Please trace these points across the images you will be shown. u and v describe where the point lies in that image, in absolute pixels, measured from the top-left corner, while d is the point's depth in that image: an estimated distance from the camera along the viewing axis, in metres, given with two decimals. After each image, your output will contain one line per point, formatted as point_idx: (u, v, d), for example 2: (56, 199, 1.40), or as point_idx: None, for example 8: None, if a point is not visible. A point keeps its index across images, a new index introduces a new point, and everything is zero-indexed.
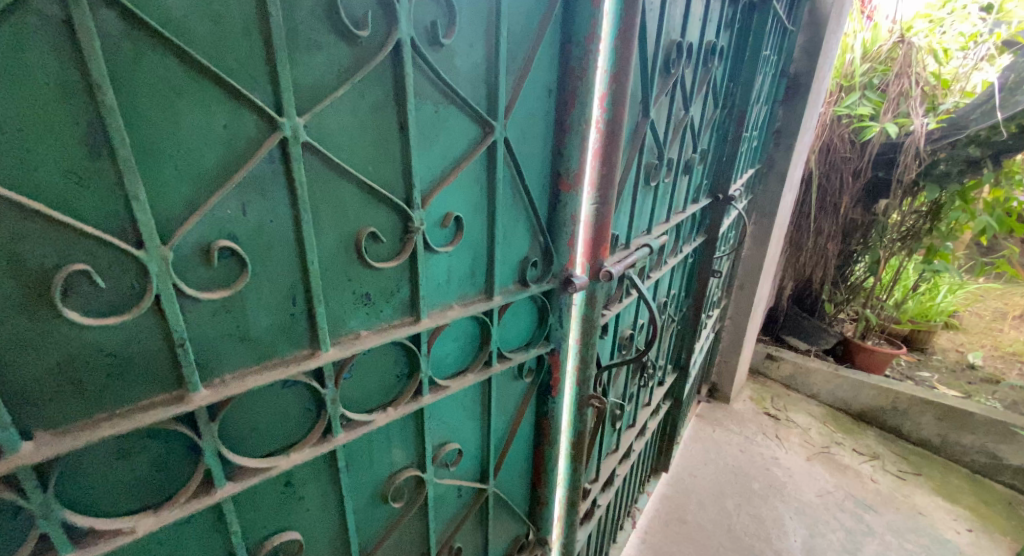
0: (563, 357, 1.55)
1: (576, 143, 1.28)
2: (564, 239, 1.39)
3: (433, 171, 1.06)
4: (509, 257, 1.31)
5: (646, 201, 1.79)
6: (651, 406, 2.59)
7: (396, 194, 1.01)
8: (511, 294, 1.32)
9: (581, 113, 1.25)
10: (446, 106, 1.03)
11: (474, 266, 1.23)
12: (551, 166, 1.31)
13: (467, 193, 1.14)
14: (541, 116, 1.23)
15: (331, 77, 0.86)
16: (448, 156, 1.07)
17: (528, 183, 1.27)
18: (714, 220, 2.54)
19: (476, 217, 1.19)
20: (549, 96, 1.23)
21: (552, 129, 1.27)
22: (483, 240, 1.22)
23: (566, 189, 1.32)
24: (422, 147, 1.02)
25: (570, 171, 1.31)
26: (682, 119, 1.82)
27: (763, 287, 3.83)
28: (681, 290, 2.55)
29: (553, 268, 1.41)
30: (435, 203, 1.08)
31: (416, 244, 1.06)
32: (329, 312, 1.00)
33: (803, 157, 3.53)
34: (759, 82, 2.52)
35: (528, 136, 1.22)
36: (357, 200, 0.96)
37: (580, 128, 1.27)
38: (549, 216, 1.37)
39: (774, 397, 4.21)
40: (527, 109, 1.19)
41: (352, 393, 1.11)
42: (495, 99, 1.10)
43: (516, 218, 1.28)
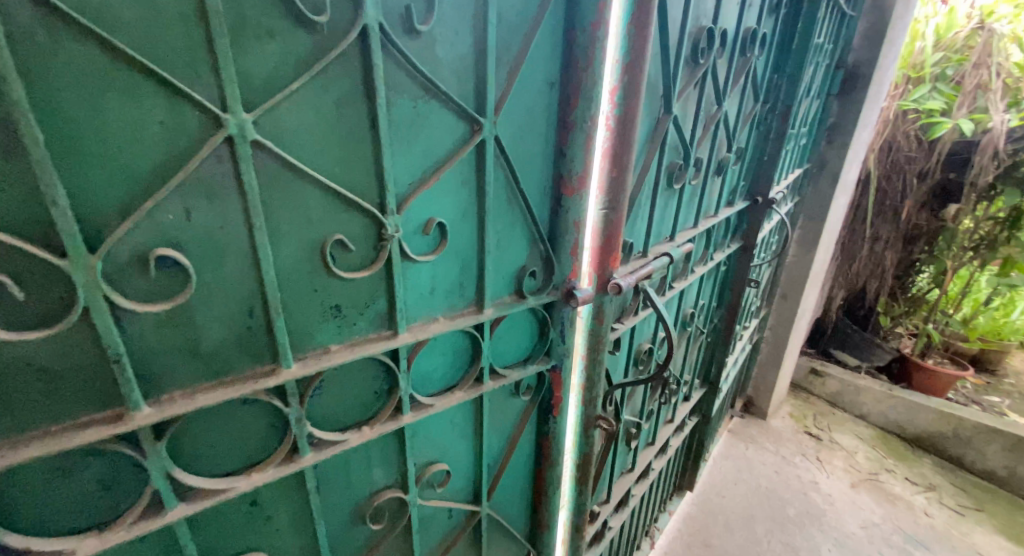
0: (566, 375, 1.42)
1: (580, 143, 1.15)
2: (566, 248, 1.26)
3: (412, 173, 0.96)
4: (503, 267, 1.20)
5: (669, 205, 1.64)
6: (674, 424, 2.44)
7: (369, 200, 0.92)
8: (505, 307, 1.22)
9: (587, 109, 1.12)
10: (426, 101, 0.93)
11: (463, 277, 1.13)
12: (553, 167, 1.19)
13: (454, 199, 1.04)
14: (541, 112, 1.11)
15: (287, 70, 0.77)
16: (429, 156, 0.97)
17: (525, 186, 1.15)
18: (752, 225, 2.33)
19: (465, 224, 1.08)
20: (550, 91, 1.10)
21: (555, 126, 1.15)
22: (472, 248, 1.12)
23: (568, 194, 1.20)
24: (398, 147, 0.92)
25: (573, 174, 1.18)
26: (713, 115, 1.65)
27: (809, 297, 3.55)
28: (711, 301, 2.36)
29: (554, 279, 1.29)
30: (415, 208, 0.98)
31: (391, 253, 0.97)
32: (292, 326, 0.92)
33: (860, 157, 3.22)
34: (810, 74, 2.29)
35: (525, 135, 1.10)
36: (322, 206, 0.88)
37: (586, 126, 1.14)
38: (550, 221, 1.25)
39: (818, 415, 3.92)
40: (523, 105, 1.07)
41: (322, 410, 1.03)
42: (484, 94, 0.98)
43: (511, 224, 1.17)
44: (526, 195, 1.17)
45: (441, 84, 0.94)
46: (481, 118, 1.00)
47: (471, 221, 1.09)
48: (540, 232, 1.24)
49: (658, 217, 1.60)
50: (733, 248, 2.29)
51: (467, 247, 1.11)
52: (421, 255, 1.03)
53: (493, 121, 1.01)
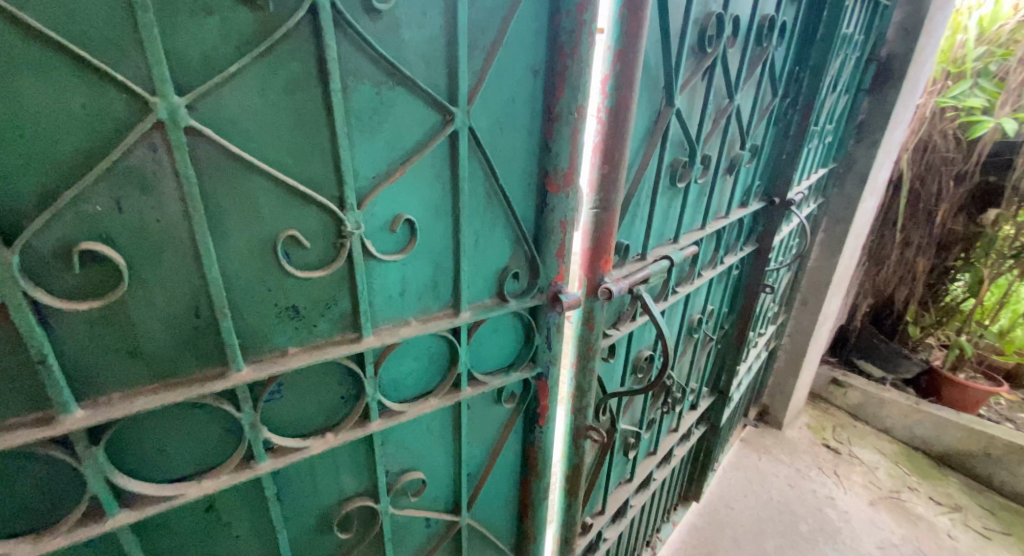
0: (552, 383, 1.34)
1: (567, 136, 1.07)
2: (553, 249, 1.18)
3: (376, 165, 0.89)
4: (483, 268, 1.13)
5: (672, 205, 1.55)
6: (678, 433, 2.34)
7: (326, 194, 0.85)
8: (484, 310, 1.14)
9: (574, 99, 1.03)
10: (390, 87, 0.86)
11: (437, 277, 1.06)
12: (538, 161, 1.11)
13: (424, 194, 0.97)
14: (523, 102, 1.03)
15: (228, 50, 0.71)
16: (396, 147, 0.90)
17: (506, 182, 1.08)
18: (768, 227, 2.20)
19: (438, 221, 1.01)
20: (533, 79, 1.02)
21: (539, 118, 1.07)
22: (447, 247, 1.05)
23: (554, 191, 1.12)
24: (360, 137, 0.85)
25: (559, 170, 1.10)
26: (723, 109, 1.54)
27: (831, 303, 3.37)
28: (722, 306, 2.25)
29: (539, 281, 1.21)
30: (380, 204, 0.92)
31: (353, 251, 0.90)
32: (244, 326, 0.87)
33: (892, 157, 3.03)
34: (836, 66, 2.14)
35: (505, 127, 1.03)
36: (273, 199, 0.81)
37: (574, 118, 1.05)
38: (536, 220, 1.17)
39: (837, 427, 3.75)
40: (502, 94, 0.99)
41: (280, 415, 0.97)
42: (457, 81, 0.91)
43: (491, 222, 1.10)
44: (508, 191, 1.09)
45: (407, 69, 0.86)
46: (453, 107, 0.92)
47: (445, 218, 1.02)
48: (525, 231, 1.16)
49: (660, 217, 1.51)
50: (745, 251, 2.17)
51: (441, 246, 1.04)
52: (388, 253, 0.97)
53: (467, 111, 0.94)
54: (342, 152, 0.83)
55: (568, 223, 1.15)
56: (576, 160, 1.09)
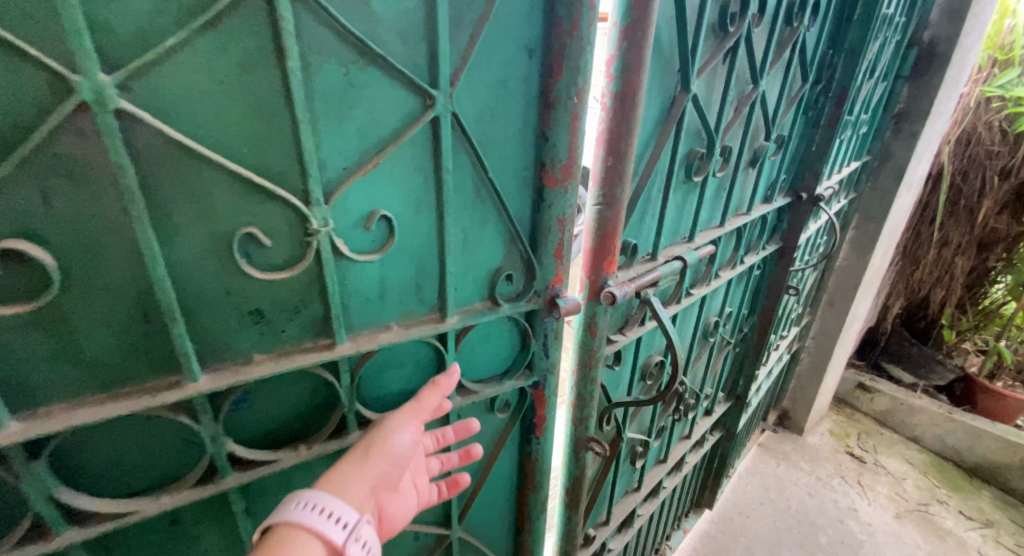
0: (550, 393, 1.24)
1: (566, 123, 0.96)
2: (551, 249, 1.08)
3: (347, 154, 0.80)
4: (473, 268, 1.04)
5: (688, 201, 1.43)
6: (691, 440, 2.23)
7: (289, 186, 0.76)
8: (474, 316, 1.05)
9: (573, 83, 0.93)
10: (360, 68, 0.76)
11: (421, 278, 0.97)
12: (535, 152, 1.01)
13: (403, 187, 0.88)
14: (516, 85, 0.93)
15: (164, 21, 0.62)
16: (369, 135, 0.81)
17: (498, 175, 0.98)
18: (794, 225, 2.05)
19: (420, 217, 0.92)
20: (528, 60, 0.92)
21: (536, 103, 0.96)
22: (431, 245, 0.96)
23: (551, 185, 1.01)
24: (327, 123, 0.76)
25: (557, 162, 0.99)
26: (747, 95, 1.41)
27: (860, 305, 3.19)
28: (741, 308, 2.12)
29: (536, 284, 1.11)
30: (351, 198, 0.83)
31: (321, 251, 0.81)
32: (201, 333, 0.78)
33: (932, 150, 2.83)
34: (874, 50, 1.96)
35: (495, 114, 0.93)
36: (229, 193, 0.73)
37: (574, 103, 0.94)
38: (533, 217, 1.07)
39: (862, 434, 3.58)
40: (492, 76, 0.89)
41: (247, 427, 0.89)
42: (438, 61, 0.81)
43: (482, 219, 1.00)
44: (500, 185, 0.99)
45: (380, 46, 0.77)
46: (434, 91, 0.83)
47: (428, 214, 0.92)
48: (521, 229, 1.07)
49: (673, 214, 1.39)
50: (769, 250, 2.03)
51: (424, 245, 0.95)
52: (364, 252, 0.88)
53: (450, 95, 0.84)
54: (304, 140, 0.74)
55: (567, 220, 1.05)
56: (577, 150, 0.99)
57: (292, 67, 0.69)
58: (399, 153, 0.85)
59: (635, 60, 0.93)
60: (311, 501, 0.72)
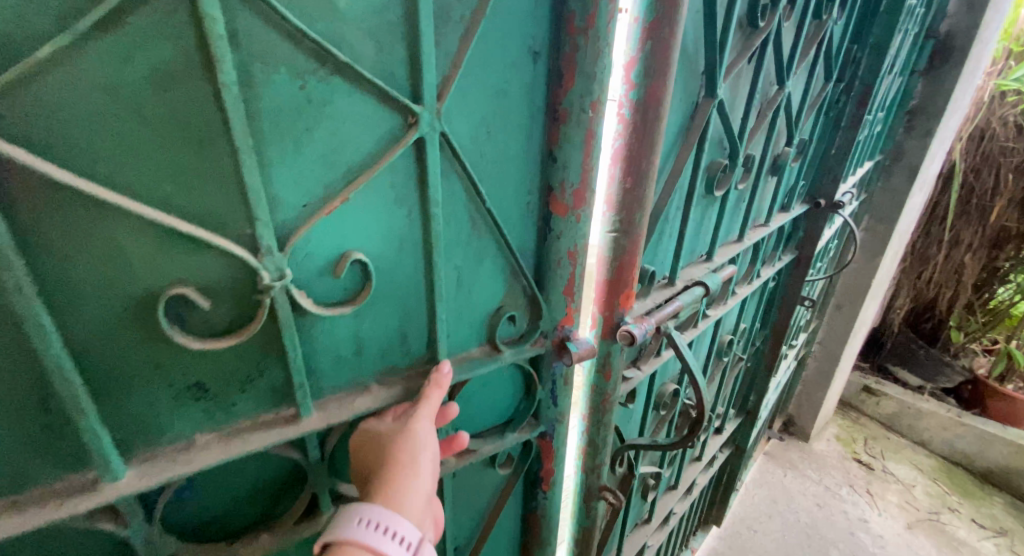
0: (558, 444, 1.08)
1: (579, 139, 0.80)
2: (559, 285, 0.92)
3: (307, 187, 0.63)
4: (468, 310, 0.87)
5: (707, 216, 1.28)
6: (702, 462, 2.08)
7: (230, 232, 0.59)
8: (471, 366, 0.88)
9: (586, 91, 0.77)
10: (319, 79, 0.59)
11: (406, 327, 0.81)
12: (541, 173, 0.85)
13: (380, 222, 0.71)
14: (518, 95, 0.76)
15: (40, 18, 0.44)
16: (334, 160, 0.64)
17: (496, 202, 0.82)
18: (810, 233, 1.91)
19: (403, 256, 0.75)
20: (532, 66, 0.76)
21: (541, 116, 0.80)
22: (417, 289, 0.79)
23: (559, 213, 0.85)
24: (278, 150, 0.59)
25: (567, 186, 0.83)
26: (773, 98, 1.26)
27: (868, 308, 3.06)
28: (754, 323, 1.97)
29: (541, 323, 0.95)
30: (314, 239, 0.65)
31: (277, 308, 0.64)
32: (123, 418, 0.61)
33: (945, 147, 2.70)
34: (897, 44, 1.83)
35: (492, 129, 0.76)
36: (149, 246, 0.55)
37: (588, 116, 0.79)
38: (539, 247, 0.91)
39: (869, 439, 3.47)
40: (489, 84, 0.73)
41: (193, 518, 0.72)
42: (421, 68, 0.65)
43: (478, 254, 0.83)
44: (499, 213, 0.83)
45: (345, 50, 0.60)
46: (417, 106, 0.66)
47: (413, 253, 0.76)
48: (524, 262, 0.91)
49: (691, 233, 1.24)
50: (784, 260, 1.88)
51: (409, 289, 0.78)
52: (334, 302, 0.71)
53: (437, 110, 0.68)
54: (247, 174, 0.57)
55: (579, 251, 0.89)
56: (590, 170, 0.83)
57: (228, 82, 0.52)
58: (375, 182, 0.68)
59: (662, 64, 0.78)
60: (373, 517, 0.62)
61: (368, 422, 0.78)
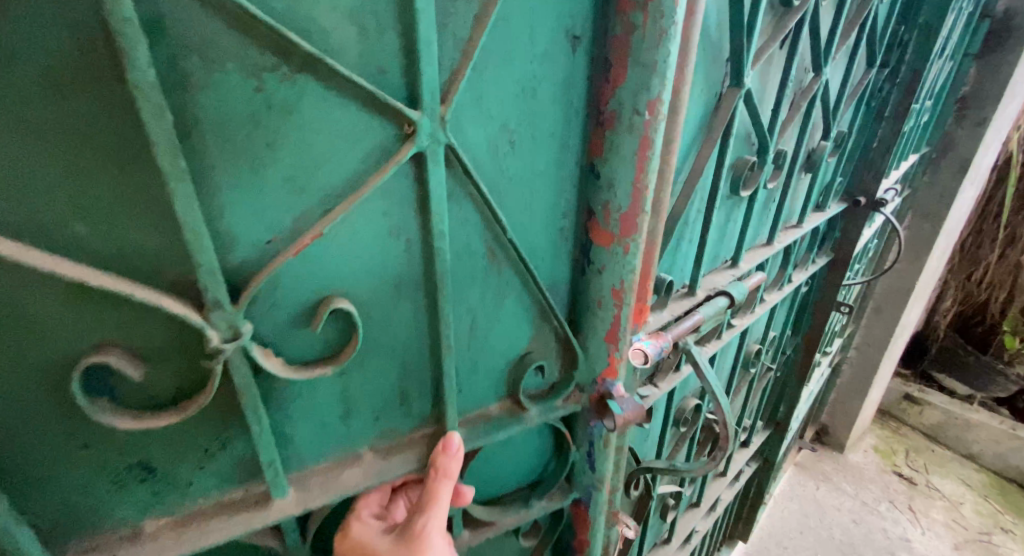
0: (592, 513, 0.98)
1: (631, 151, 0.70)
2: (601, 330, 0.83)
3: (271, 218, 0.52)
4: (485, 353, 0.79)
5: (732, 218, 1.16)
6: (727, 477, 1.94)
7: (166, 280, 0.49)
8: (485, 431, 0.81)
9: (634, 86, 0.66)
10: (281, 80, 0.47)
11: (406, 384, 0.72)
12: (579, 192, 0.78)
13: (363, 258, 0.60)
14: (548, 95, 0.68)
15: None
16: (299, 186, 0.53)
17: (523, 219, 0.74)
18: (848, 234, 1.76)
19: (399, 300, 0.66)
20: (567, 60, 0.68)
21: (574, 118, 0.72)
22: (411, 325, 0.68)
23: (602, 235, 0.77)
24: (228, 172, 0.48)
25: (611, 207, 0.74)
26: (809, 86, 1.14)
27: (912, 311, 2.85)
28: (784, 330, 1.83)
29: (577, 374, 0.88)
30: (284, 285, 0.56)
31: (233, 374, 0.53)
32: (56, 501, 0.53)
33: (1001, 137, 2.48)
34: (949, 24, 1.67)
35: (522, 138, 0.68)
36: (59, 304, 0.45)
37: (644, 119, 0.67)
38: (573, 278, 0.85)
39: (911, 450, 3.24)
40: (516, 80, 0.64)
41: None
42: (418, 62, 0.53)
43: (498, 295, 0.76)
44: (525, 234, 0.76)
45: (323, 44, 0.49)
46: (415, 113, 0.55)
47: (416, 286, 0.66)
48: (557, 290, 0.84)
49: (713, 239, 1.12)
50: (819, 264, 1.74)
51: (402, 323, 0.67)
52: (309, 362, 0.61)
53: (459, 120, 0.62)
54: (179, 209, 0.45)
55: (626, 288, 0.79)
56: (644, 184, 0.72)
57: (149, 82, 0.40)
58: (364, 206, 0.58)
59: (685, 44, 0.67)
60: None
61: (360, 526, 0.68)
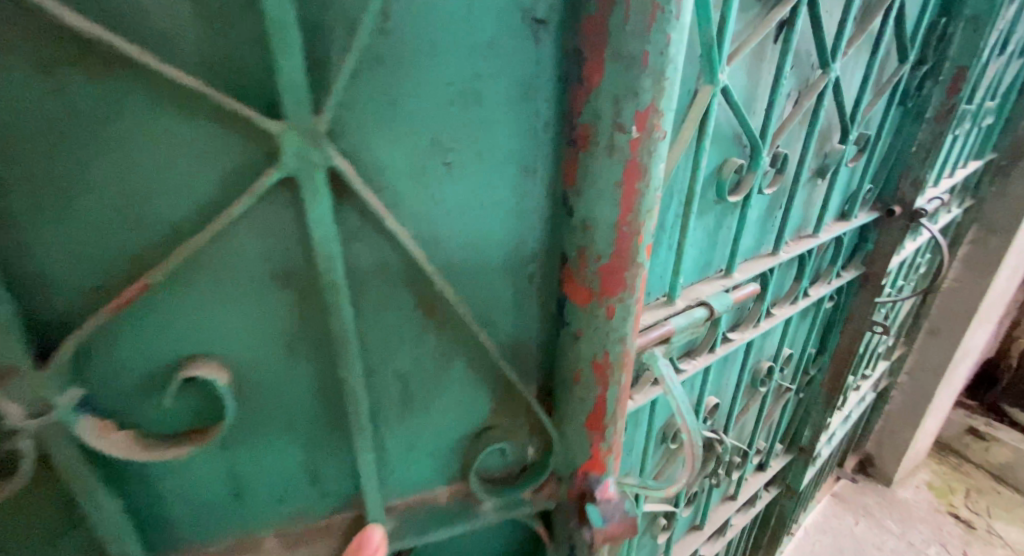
0: None
1: (610, 180, 0.58)
2: (581, 414, 0.72)
3: (97, 264, 0.48)
4: (423, 427, 0.72)
5: (723, 225, 1.09)
6: (737, 502, 1.81)
7: None
8: (426, 525, 0.73)
9: (613, 92, 0.55)
10: (91, 85, 0.43)
11: (314, 456, 0.66)
12: (551, 226, 0.67)
13: (227, 321, 0.55)
14: (495, 101, 0.57)
15: None
16: (124, 229, 0.48)
17: (474, 252, 0.64)
18: (882, 246, 1.61)
19: (293, 361, 0.60)
20: (519, 55, 0.57)
21: (531, 129, 0.61)
22: (306, 384, 0.61)
23: (576, 285, 0.65)
24: (27, 208, 0.44)
25: (587, 250, 0.63)
26: (813, 85, 1.06)
27: (975, 335, 2.58)
28: (805, 348, 1.69)
29: (552, 460, 0.78)
30: (123, 342, 0.51)
31: (53, 453, 0.49)
32: None
33: None
34: (1011, 17, 1.49)
35: (462, 159, 0.58)
36: None
37: (630, 138, 0.56)
38: (545, 329, 0.74)
39: (972, 490, 2.91)
40: (446, 79, 0.54)
41: None
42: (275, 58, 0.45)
43: (438, 361, 0.68)
44: (476, 275, 0.66)
45: (161, 49, 0.44)
46: (277, 122, 0.47)
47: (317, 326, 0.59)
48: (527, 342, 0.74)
49: (697, 249, 1.06)
50: (844, 280, 1.60)
51: (294, 379, 0.60)
52: (169, 435, 0.56)
53: (364, 123, 0.52)
54: None
55: (611, 362, 0.69)
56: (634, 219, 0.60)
57: None
58: (229, 241, 0.51)
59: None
60: None
61: None
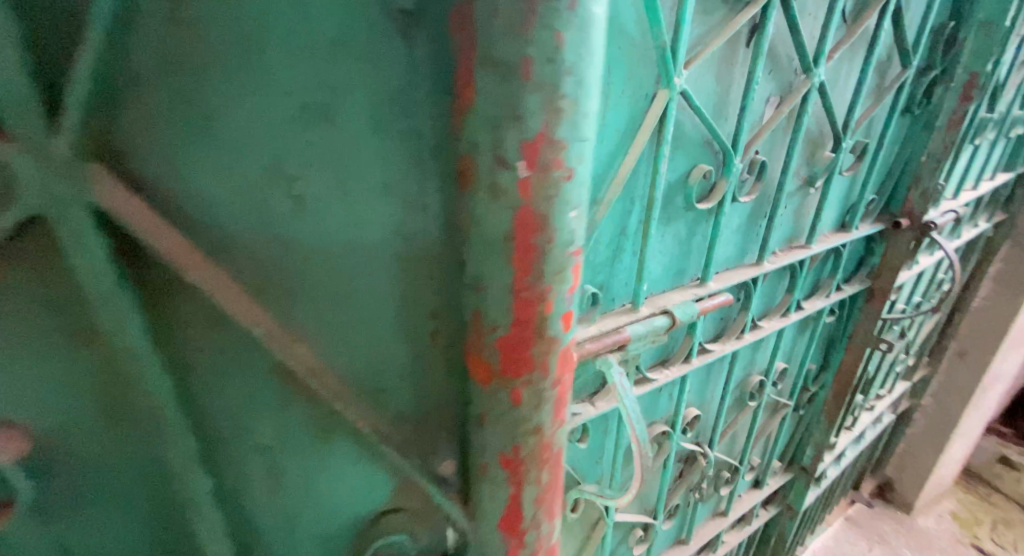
0: None
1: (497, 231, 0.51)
2: (494, 505, 0.65)
3: None
4: (308, 494, 0.68)
5: (696, 232, 1.06)
6: (727, 519, 1.74)
7: None
8: None
9: (489, 117, 0.47)
10: None
11: (159, 513, 0.65)
12: (448, 281, 0.61)
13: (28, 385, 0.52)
14: (349, 117, 0.51)
15: None
16: None
17: (339, 297, 0.59)
18: (889, 260, 1.53)
19: (115, 424, 0.58)
20: (379, 72, 0.50)
21: (408, 161, 0.54)
22: (133, 440, 0.59)
23: (477, 352, 0.58)
24: None
25: (487, 317, 0.56)
26: (793, 90, 1.02)
27: (1007, 358, 2.42)
28: (803, 362, 1.63)
29: (468, 549, 0.70)
30: None
31: None
32: None
33: None
34: None
35: (314, 194, 0.53)
36: None
37: (517, 176, 0.48)
38: (452, 390, 0.68)
39: (1000, 523, 2.73)
40: (284, 89, 0.48)
41: None
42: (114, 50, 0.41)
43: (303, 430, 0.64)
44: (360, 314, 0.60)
45: None
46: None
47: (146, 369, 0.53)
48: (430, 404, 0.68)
49: (666, 256, 1.04)
50: (846, 295, 1.53)
51: (117, 436, 0.58)
52: None
53: (196, 148, 0.49)
54: None
55: (522, 455, 0.62)
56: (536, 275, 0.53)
57: None
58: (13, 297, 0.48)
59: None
60: None
61: None
